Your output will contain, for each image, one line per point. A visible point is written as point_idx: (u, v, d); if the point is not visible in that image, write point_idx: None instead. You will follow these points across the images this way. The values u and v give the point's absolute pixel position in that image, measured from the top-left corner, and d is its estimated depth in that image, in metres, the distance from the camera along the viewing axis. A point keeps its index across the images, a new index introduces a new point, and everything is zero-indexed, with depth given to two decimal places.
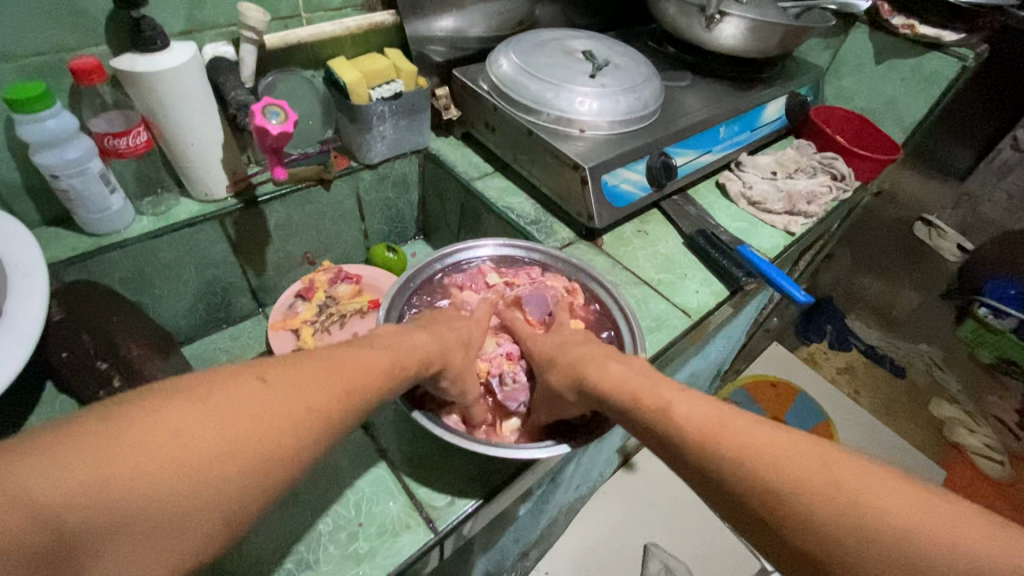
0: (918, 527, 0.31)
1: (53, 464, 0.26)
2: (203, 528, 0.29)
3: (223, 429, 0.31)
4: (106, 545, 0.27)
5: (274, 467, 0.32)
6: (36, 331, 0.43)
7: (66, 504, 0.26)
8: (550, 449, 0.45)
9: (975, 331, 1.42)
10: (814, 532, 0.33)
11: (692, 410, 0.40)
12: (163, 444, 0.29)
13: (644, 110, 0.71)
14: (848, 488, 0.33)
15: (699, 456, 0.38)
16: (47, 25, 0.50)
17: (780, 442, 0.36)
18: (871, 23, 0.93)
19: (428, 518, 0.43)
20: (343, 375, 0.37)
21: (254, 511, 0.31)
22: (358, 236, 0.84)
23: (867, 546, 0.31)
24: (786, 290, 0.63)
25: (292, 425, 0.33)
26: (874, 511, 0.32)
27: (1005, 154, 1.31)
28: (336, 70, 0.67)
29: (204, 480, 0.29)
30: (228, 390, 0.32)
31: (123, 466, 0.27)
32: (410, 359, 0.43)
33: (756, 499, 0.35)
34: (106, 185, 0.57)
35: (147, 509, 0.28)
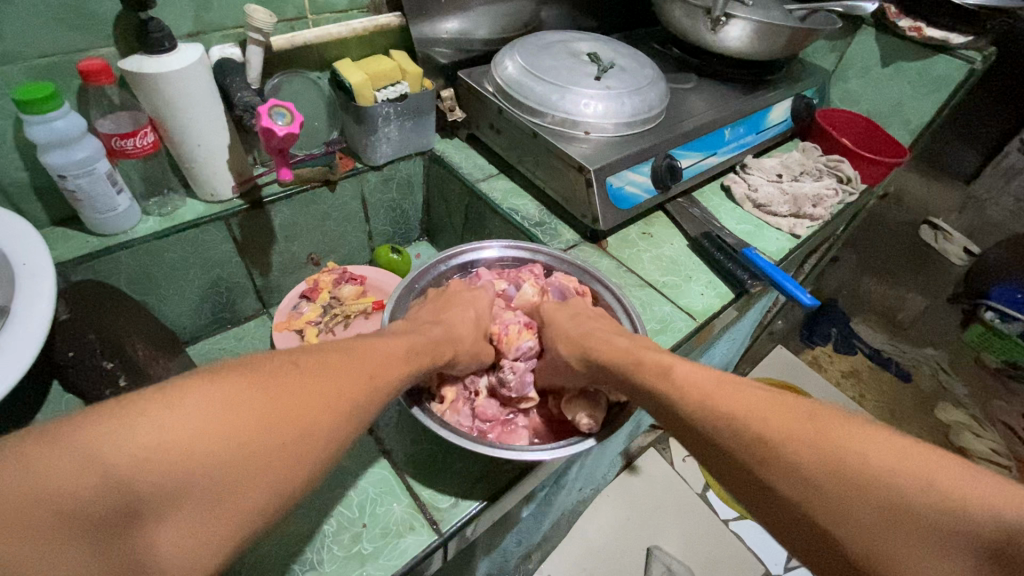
0: (901, 472, 0.29)
1: (116, 427, 0.26)
2: (252, 501, 0.28)
3: (270, 402, 0.30)
4: (164, 512, 0.26)
5: (314, 443, 0.31)
6: (44, 329, 0.43)
7: (130, 467, 0.25)
8: (559, 450, 0.45)
9: (982, 335, 1.42)
10: (799, 478, 0.31)
11: (692, 372, 0.40)
12: (216, 412, 0.28)
13: (650, 113, 0.70)
14: (833, 436, 0.32)
15: (694, 413, 0.38)
16: (55, 26, 0.51)
17: (772, 400, 0.36)
18: (877, 25, 0.93)
19: (433, 519, 0.43)
20: (370, 361, 0.38)
21: (295, 491, 0.30)
22: (363, 237, 0.84)
23: (850, 491, 0.30)
24: (791, 293, 0.63)
25: (330, 403, 0.33)
26: (858, 455, 0.31)
27: (1013, 158, 1.37)
28: (342, 71, 0.67)
29: (253, 451, 0.29)
30: (270, 369, 0.32)
31: (183, 430, 0.27)
32: (424, 351, 0.44)
33: (744, 450, 0.34)
34: (113, 186, 0.57)
35: (203, 477, 0.27)
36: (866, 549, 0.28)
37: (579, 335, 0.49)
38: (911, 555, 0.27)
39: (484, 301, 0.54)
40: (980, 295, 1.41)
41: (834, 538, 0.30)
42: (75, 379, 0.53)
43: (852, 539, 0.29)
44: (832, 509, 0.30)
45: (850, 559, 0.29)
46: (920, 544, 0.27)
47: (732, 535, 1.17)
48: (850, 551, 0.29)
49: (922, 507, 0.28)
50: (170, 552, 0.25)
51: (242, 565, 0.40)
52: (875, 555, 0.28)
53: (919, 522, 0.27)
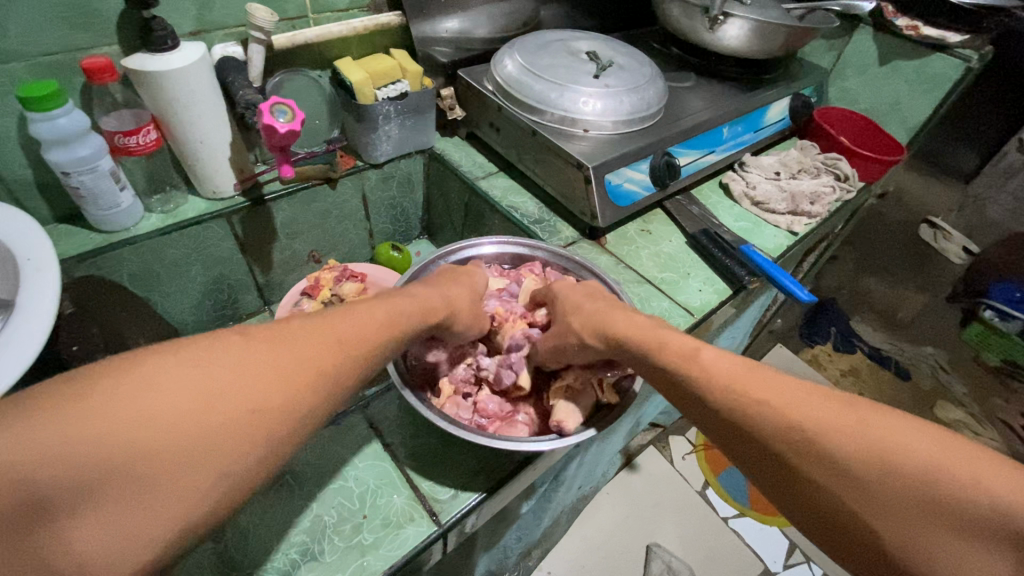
0: (946, 468, 0.29)
1: (18, 418, 0.23)
2: (193, 484, 0.25)
3: (206, 379, 0.27)
4: (78, 505, 0.23)
5: (266, 418, 0.28)
6: (49, 322, 0.44)
7: (31, 457, 0.22)
8: (560, 441, 0.46)
9: (981, 334, 1.41)
10: (837, 471, 0.31)
11: (720, 356, 0.38)
12: (138, 393, 0.25)
13: (648, 111, 0.71)
14: (876, 428, 0.31)
15: (721, 400, 0.36)
16: (60, 25, 0.51)
17: (808, 389, 0.35)
18: (875, 24, 0.93)
19: (433, 510, 0.44)
20: (337, 327, 0.35)
21: (250, 470, 0.28)
22: (363, 234, 0.84)
23: (890, 481, 0.29)
24: (788, 289, 0.64)
25: (281, 375, 0.30)
26: (902, 450, 0.30)
27: (1011, 157, 1.33)
28: (342, 70, 0.67)
29: (190, 429, 0.26)
30: (209, 344, 0.29)
31: (96, 414, 0.24)
32: (409, 308, 0.41)
33: (776, 439, 0.33)
34: (116, 183, 0.58)
35: (126, 463, 0.24)
36: (905, 543, 0.28)
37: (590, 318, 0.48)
38: (956, 551, 0.27)
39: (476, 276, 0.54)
40: (979, 294, 1.39)
41: (870, 532, 0.29)
42: None
43: (891, 533, 0.29)
44: (873, 502, 0.29)
45: (885, 551, 0.29)
46: (966, 541, 0.27)
47: (731, 533, 1.17)
48: (887, 545, 0.29)
49: (968, 505, 0.28)
50: (92, 546, 0.23)
51: (243, 555, 0.41)
52: (915, 550, 0.28)
53: (964, 520, 0.27)
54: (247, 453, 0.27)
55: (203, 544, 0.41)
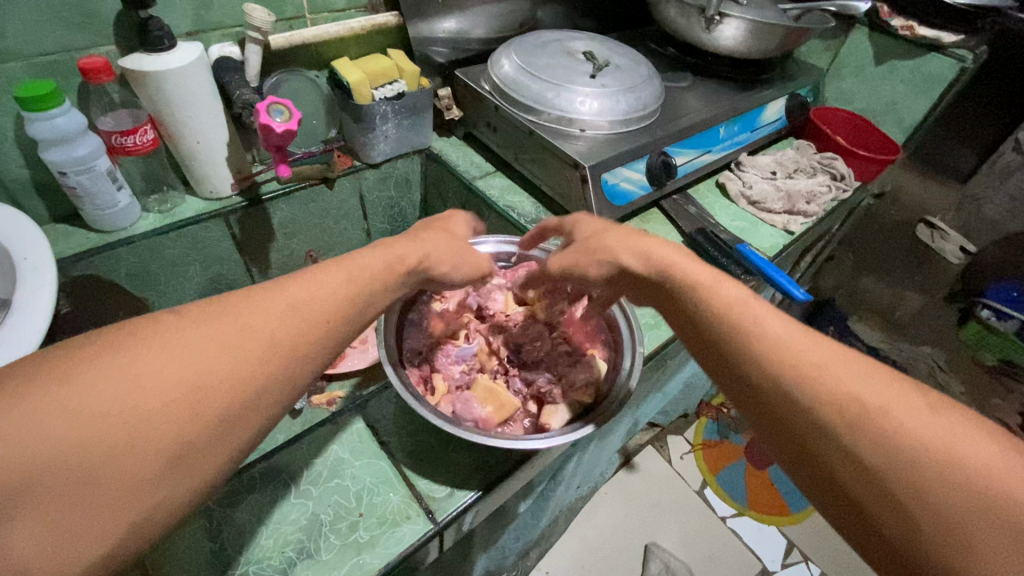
0: (1016, 474, 0.26)
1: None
2: (136, 474, 0.25)
3: (140, 368, 0.26)
4: (14, 509, 0.22)
5: (214, 397, 0.27)
6: (44, 323, 0.43)
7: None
8: (553, 439, 0.45)
9: (977, 333, 1.44)
10: (889, 452, 0.28)
11: (773, 318, 0.36)
12: (66, 391, 0.24)
13: (644, 111, 0.71)
14: (943, 422, 0.29)
15: (771, 359, 0.33)
16: (57, 26, 0.51)
17: (869, 367, 0.32)
18: (870, 24, 0.93)
19: (428, 509, 0.44)
20: (289, 295, 0.33)
21: (205, 453, 0.27)
22: (361, 234, 0.84)
23: (948, 484, 0.27)
24: (784, 288, 0.64)
25: (226, 354, 0.29)
26: (967, 448, 0.27)
27: (1007, 157, 1.36)
28: (340, 70, 0.68)
29: (127, 421, 0.25)
30: (149, 332, 0.28)
31: (19, 417, 0.23)
32: (365, 268, 0.38)
33: (826, 408, 0.31)
34: (113, 183, 0.58)
35: (58, 461, 0.23)
36: (949, 540, 0.26)
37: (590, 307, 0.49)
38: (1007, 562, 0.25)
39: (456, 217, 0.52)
40: (976, 294, 1.44)
41: (909, 524, 0.27)
42: None
43: (936, 527, 0.26)
44: (922, 493, 0.27)
45: (917, 546, 0.27)
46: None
47: (729, 533, 1.17)
48: (925, 539, 0.26)
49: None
50: (33, 548, 0.22)
51: (239, 553, 0.41)
52: (962, 549, 0.26)
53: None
54: (193, 437, 0.26)
55: (200, 544, 0.41)
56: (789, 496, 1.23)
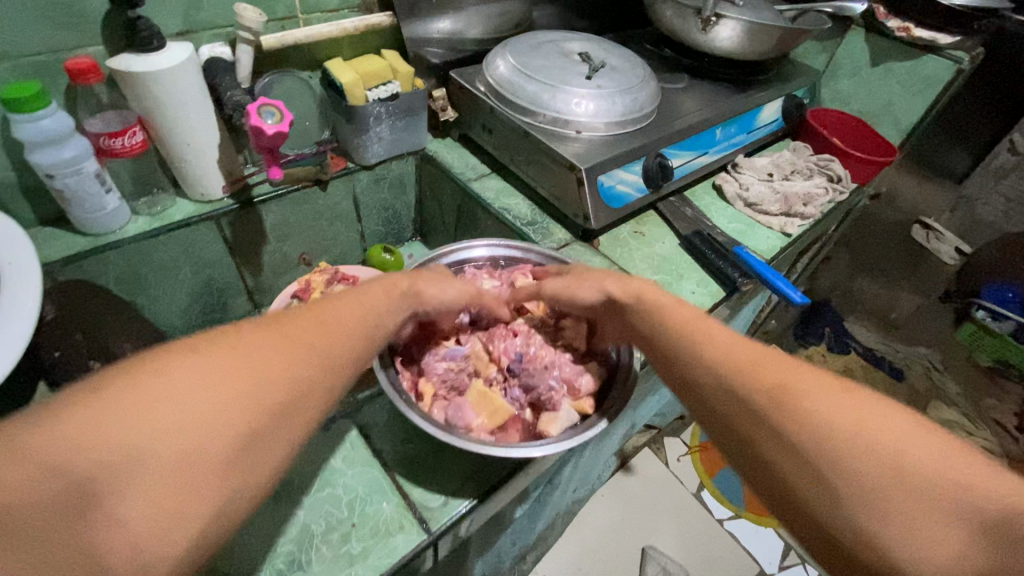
0: (915, 443, 0.32)
1: (46, 420, 0.25)
2: (218, 459, 0.28)
3: (211, 369, 0.30)
4: (120, 487, 0.25)
5: (273, 394, 0.32)
6: (29, 330, 0.42)
7: (67, 450, 0.25)
8: (552, 446, 0.45)
9: (973, 333, 1.42)
10: (812, 428, 0.34)
11: (726, 332, 0.43)
12: (154, 387, 0.28)
13: (641, 112, 0.71)
14: (857, 401, 0.34)
15: (724, 362, 0.40)
16: (43, 26, 0.50)
17: (800, 364, 0.38)
18: (867, 26, 0.93)
19: (422, 518, 0.43)
20: (314, 312, 0.38)
21: (269, 443, 0.31)
22: (355, 237, 0.84)
23: (880, 468, 0.31)
24: (781, 290, 0.64)
25: (278, 360, 0.33)
26: (872, 422, 0.33)
27: (1002, 158, 1.39)
28: (332, 70, 0.67)
29: (207, 412, 0.29)
30: (221, 346, 0.32)
31: (117, 410, 0.27)
32: (371, 288, 0.43)
33: (759, 395, 0.37)
34: (102, 186, 0.57)
35: (156, 447, 0.27)
36: (859, 500, 0.31)
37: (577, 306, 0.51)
38: (905, 517, 0.30)
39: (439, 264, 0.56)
40: (972, 294, 1.43)
41: (828, 488, 0.32)
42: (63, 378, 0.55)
43: (847, 491, 0.31)
44: (838, 462, 0.32)
45: (837, 509, 0.31)
46: (920, 509, 0.29)
47: (726, 535, 1.17)
48: (840, 502, 0.31)
49: (926, 473, 0.30)
50: (139, 525, 0.25)
51: (230, 564, 0.40)
52: (868, 507, 0.31)
53: (919, 488, 0.30)
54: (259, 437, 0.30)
55: None
56: None
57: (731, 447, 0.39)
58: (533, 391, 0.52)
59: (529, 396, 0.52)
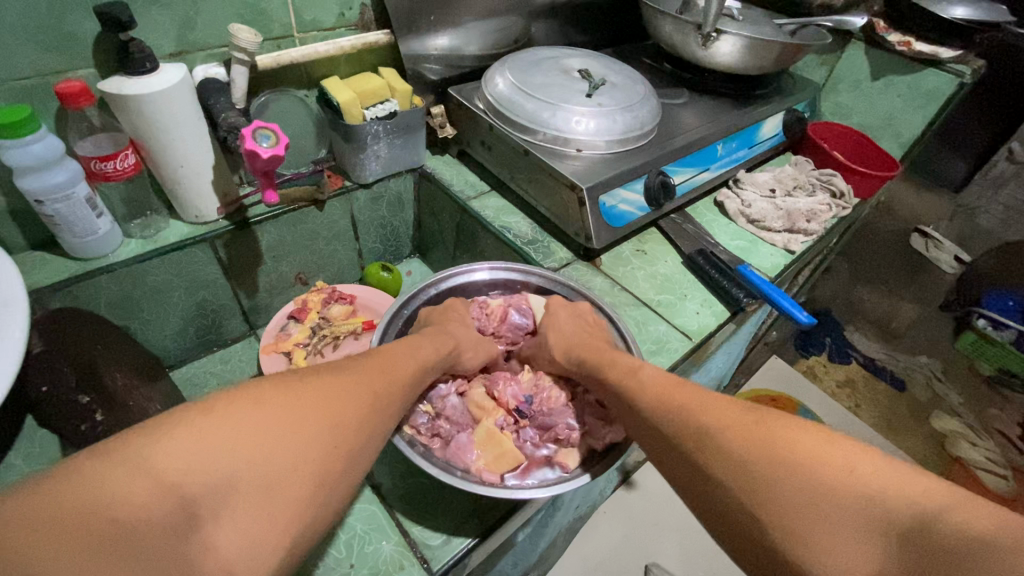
0: (822, 461, 0.34)
1: (161, 436, 0.28)
2: (299, 493, 0.31)
3: (294, 401, 0.34)
4: (218, 511, 0.28)
5: (348, 434, 0.35)
6: (14, 366, 0.41)
7: (181, 470, 0.28)
8: (551, 489, 0.43)
9: (975, 343, 1.41)
10: (734, 464, 0.36)
11: (652, 372, 0.45)
12: (252, 416, 0.32)
13: (642, 130, 0.70)
14: (767, 428, 0.37)
15: (650, 403, 0.43)
16: (32, 48, 0.49)
17: (716, 397, 0.41)
18: (866, 39, 0.93)
19: (423, 557, 0.42)
20: (377, 359, 0.42)
21: (341, 481, 0.34)
22: (353, 255, 0.83)
23: (806, 496, 0.33)
24: (786, 310, 0.63)
25: (353, 400, 0.37)
26: (783, 447, 0.35)
27: (1001, 166, 1.37)
28: (329, 89, 0.66)
29: (293, 446, 0.32)
30: (300, 382, 0.36)
31: (220, 435, 0.30)
32: (426, 342, 0.47)
33: (683, 437, 0.39)
34: (92, 209, 0.56)
35: (248, 474, 0.30)
36: (787, 529, 0.33)
37: (569, 328, 0.53)
38: (827, 537, 0.32)
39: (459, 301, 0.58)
40: (972, 303, 1.41)
41: (757, 522, 0.34)
42: (51, 412, 0.52)
43: (773, 522, 0.33)
44: (762, 495, 0.34)
45: (768, 541, 0.33)
46: (841, 528, 0.31)
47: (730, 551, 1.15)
48: (769, 535, 0.33)
49: (837, 490, 0.33)
50: (230, 547, 0.28)
51: None
52: (792, 535, 0.32)
53: (834, 506, 0.32)
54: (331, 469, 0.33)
55: None
56: None
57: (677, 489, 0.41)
58: (550, 431, 0.51)
59: (548, 436, 0.51)
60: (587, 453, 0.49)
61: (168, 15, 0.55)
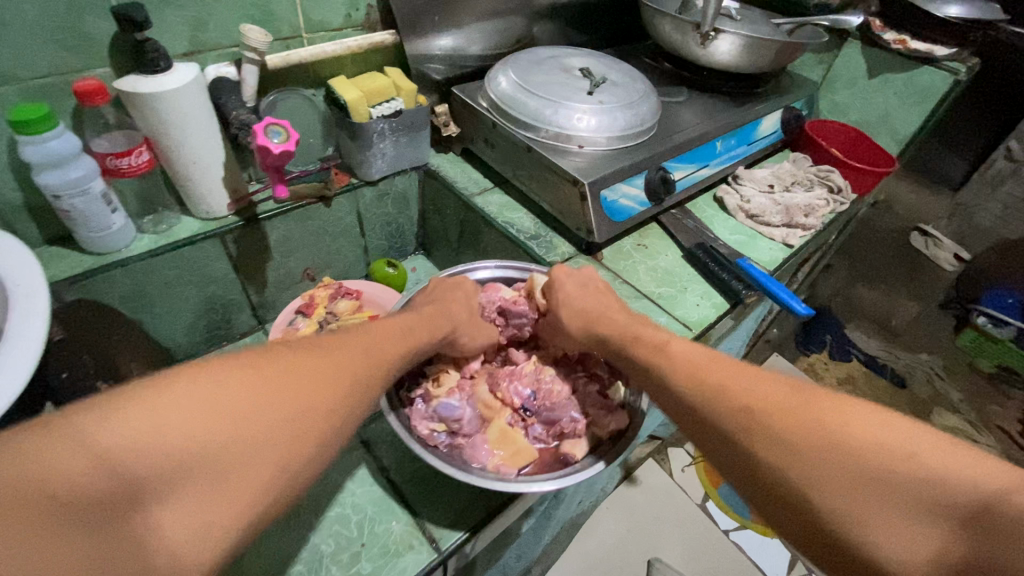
0: (883, 445, 0.33)
1: (112, 412, 0.27)
2: (255, 477, 0.30)
3: (260, 381, 0.32)
4: (165, 493, 0.27)
5: (316, 419, 0.33)
6: (38, 352, 0.43)
7: (128, 448, 0.26)
8: (568, 478, 0.44)
9: (975, 340, 1.44)
10: (779, 445, 0.35)
11: (687, 349, 0.44)
12: (211, 393, 0.30)
13: (642, 126, 0.71)
14: (820, 411, 0.35)
15: (684, 382, 0.41)
16: (52, 48, 0.51)
17: (760, 378, 0.39)
18: (863, 37, 0.94)
19: (433, 537, 0.43)
20: (360, 340, 0.40)
21: (307, 467, 0.32)
22: (359, 252, 0.84)
23: (859, 480, 0.32)
24: (785, 302, 0.64)
25: (325, 381, 0.35)
26: (839, 432, 0.34)
27: (999, 164, 1.36)
28: (336, 88, 0.67)
29: (254, 427, 0.30)
30: (269, 361, 0.34)
31: (173, 413, 0.28)
32: (419, 326, 0.47)
33: (728, 417, 0.37)
34: (107, 205, 0.57)
35: (204, 455, 0.28)
36: (841, 513, 0.31)
37: (581, 306, 0.52)
38: (886, 522, 0.30)
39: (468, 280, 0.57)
40: (973, 301, 1.45)
41: (810, 507, 0.33)
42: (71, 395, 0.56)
43: (830, 509, 0.32)
44: (815, 479, 0.33)
45: (824, 527, 0.32)
46: (900, 512, 0.30)
47: (731, 545, 1.16)
48: (822, 520, 0.32)
49: (902, 478, 0.31)
50: (174, 530, 0.26)
51: None
52: (847, 521, 0.31)
53: (895, 495, 0.31)
54: (298, 453, 0.32)
55: None
56: None
57: (713, 465, 0.39)
58: (557, 425, 0.51)
59: (553, 431, 0.52)
60: (594, 441, 0.51)
61: (180, 16, 0.57)
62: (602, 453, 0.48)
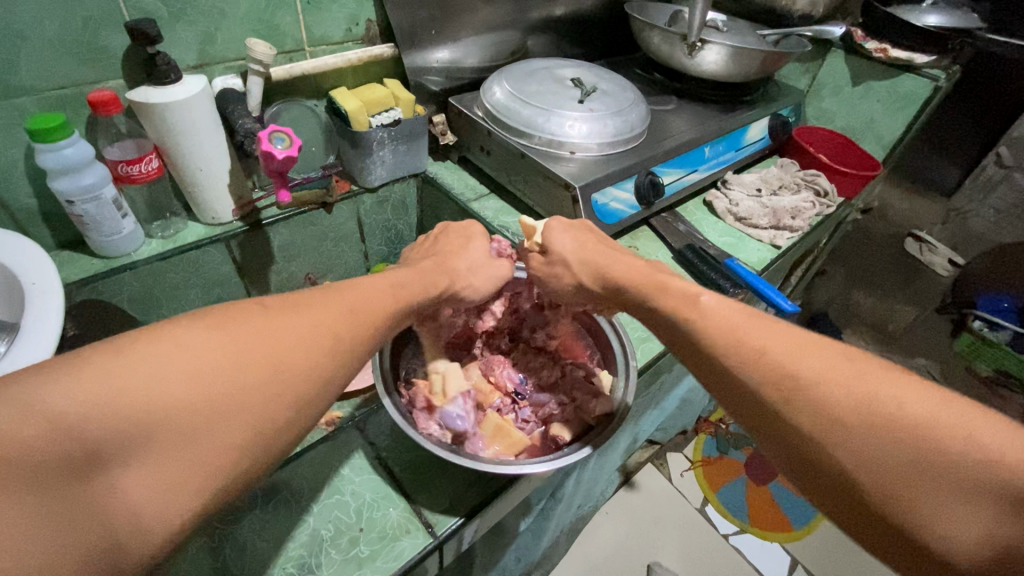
0: (938, 423, 0.30)
1: (60, 375, 0.24)
2: (230, 439, 0.28)
3: (231, 338, 0.30)
4: (129, 456, 0.25)
5: (294, 379, 0.32)
6: (53, 343, 0.45)
7: (83, 412, 0.24)
8: (556, 461, 0.45)
9: (970, 344, 1.42)
10: (821, 417, 0.33)
11: (720, 302, 0.41)
12: (175, 354, 0.28)
13: (632, 132, 0.74)
14: (871, 386, 0.33)
15: (718, 347, 0.39)
16: (68, 62, 0.54)
17: (795, 340, 0.37)
18: (847, 48, 0.97)
19: (428, 522, 0.45)
20: (345, 297, 0.38)
21: (285, 425, 0.31)
22: (359, 257, 0.86)
23: (906, 457, 0.30)
24: (772, 300, 0.66)
25: (300, 341, 0.33)
26: (899, 408, 0.31)
27: (990, 170, 1.38)
28: (337, 99, 0.70)
29: (223, 390, 0.28)
30: (242, 317, 0.32)
31: (134, 374, 0.26)
32: (412, 281, 0.46)
33: (767, 385, 0.35)
34: (118, 210, 0.60)
35: (170, 419, 0.26)
36: (890, 496, 0.30)
37: (592, 263, 0.52)
38: (937, 504, 0.29)
39: (477, 226, 0.58)
40: (966, 304, 1.44)
41: (853, 486, 0.32)
42: None
43: (875, 486, 0.31)
44: (856, 455, 0.31)
45: (866, 502, 0.31)
46: (947, 494, 0.29)
47: (732, 551, 1.16)
48: (872, 500, 0.31)
49: (952, 458, 0.29)
50: (141, 493, 0.25)
51: (240, 567, 0.42)
52: (905, 506, 0.30)
53: (947, 475, 0.29)
54: (277, 411, 0.31)
55: (201, 561, 0.42)
56: (790, 510, 1.24)
57: (751, 435, 0.38)
58: (545, 408, 0.55)
59: (540, 414, 0.55)
60: (581, 427, 0.52)
61: (190, 31, 0.60)
62: (588, 439, 0.48)
